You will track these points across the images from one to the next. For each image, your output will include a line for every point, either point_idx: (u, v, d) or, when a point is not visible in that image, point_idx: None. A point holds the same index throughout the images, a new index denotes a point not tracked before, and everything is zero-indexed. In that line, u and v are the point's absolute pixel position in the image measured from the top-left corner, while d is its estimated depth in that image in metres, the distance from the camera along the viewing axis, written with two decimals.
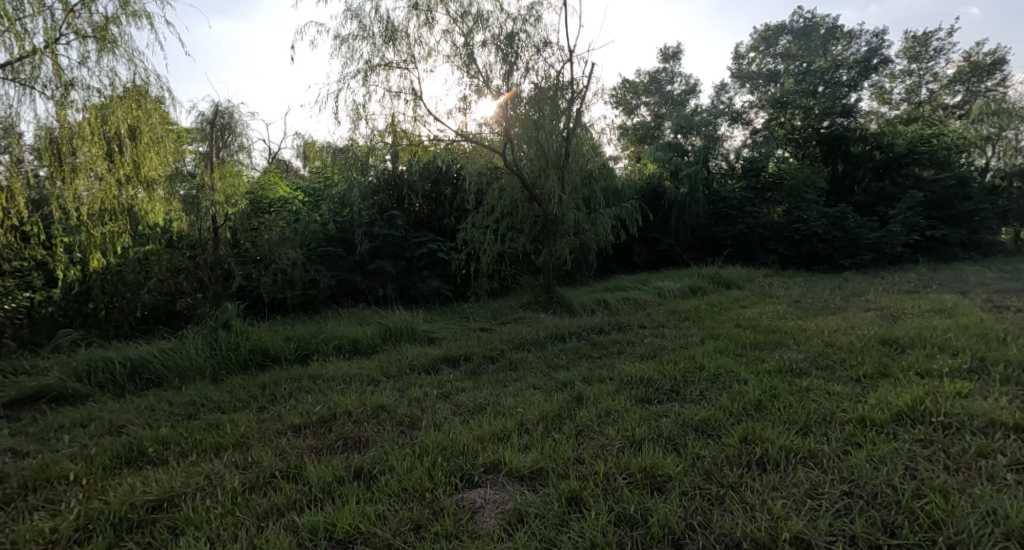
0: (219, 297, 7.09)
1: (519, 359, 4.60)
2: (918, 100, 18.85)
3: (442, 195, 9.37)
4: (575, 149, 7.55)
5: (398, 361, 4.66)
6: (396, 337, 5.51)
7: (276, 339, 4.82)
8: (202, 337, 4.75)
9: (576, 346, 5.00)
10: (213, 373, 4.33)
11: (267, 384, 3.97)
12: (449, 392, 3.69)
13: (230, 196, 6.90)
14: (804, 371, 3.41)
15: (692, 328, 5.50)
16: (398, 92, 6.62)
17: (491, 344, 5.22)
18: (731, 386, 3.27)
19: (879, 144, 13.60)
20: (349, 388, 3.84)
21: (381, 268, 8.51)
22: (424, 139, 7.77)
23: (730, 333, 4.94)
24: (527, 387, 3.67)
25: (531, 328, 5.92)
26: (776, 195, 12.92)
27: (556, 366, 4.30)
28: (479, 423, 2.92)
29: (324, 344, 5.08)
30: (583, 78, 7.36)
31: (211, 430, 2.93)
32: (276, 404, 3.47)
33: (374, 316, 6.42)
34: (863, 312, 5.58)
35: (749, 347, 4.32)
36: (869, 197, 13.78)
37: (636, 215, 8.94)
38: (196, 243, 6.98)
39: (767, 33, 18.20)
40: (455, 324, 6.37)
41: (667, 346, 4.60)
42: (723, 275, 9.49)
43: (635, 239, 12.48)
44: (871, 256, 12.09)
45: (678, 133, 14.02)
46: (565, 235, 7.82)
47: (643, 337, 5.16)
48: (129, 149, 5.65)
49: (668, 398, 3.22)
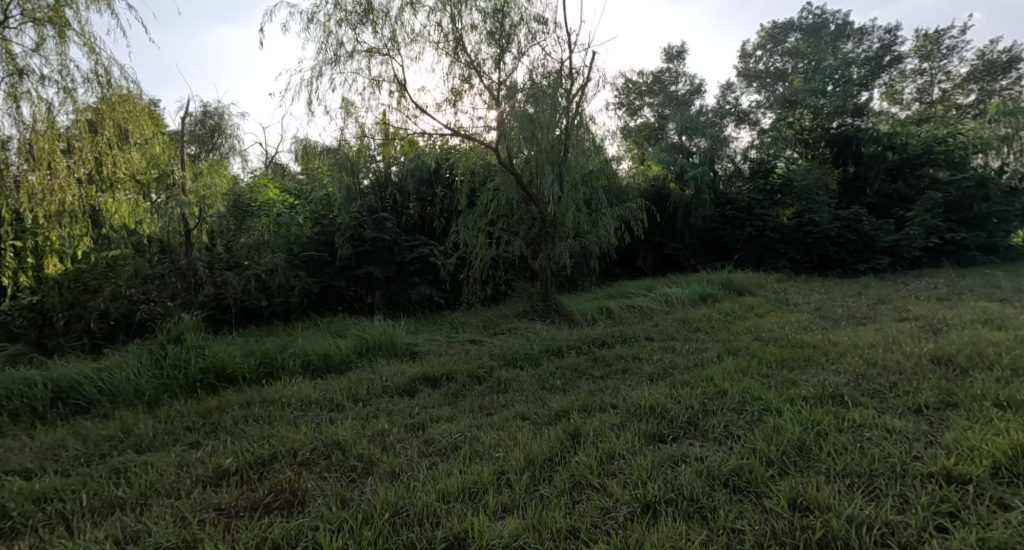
0: (189, 303, 6.46)
1: (510, 379, 4.03)
2: (929, 100, 18.25)
3: (434, 196, 8.78)
4: (575, 146, 6.96)
5: (371, 381, 4.08)
6: (374, 352, 4.93)
7: (233, 355, 4.23)
8: (149, 352, 4.18)
9: (575, 362, 4.40)
10: (153, 396, 3.75)
11: (213, 410, 3.40)
12: (422, 423, 3.10)
13: (200, 193, 6.26)
14: (849, 399, 2.81)
15: (705, 342, 4.89)
16: (383, 83, 6.06)
17: (479, 360, 4.63)
18: (761, 419, 2.68)
19: (892, 145, 12.95)
20: (306, 416, 3.26)
21: (369, 273, 7.92)
22: (413, 134, 7.20)
23: (750, 348, 4.34)
24: (514, 416, 3.08)
25: (525, 341, 5.32)
26: (787, 197, 12.30)
27: (551, 389, 3.71)
28: (449, 468, 2.34)
29: (291, 360, 4.51)
30: (583, 69, 6.79)
31: (115, 478, 2.37)
32: (213, 438, 2.90)
33: (354, 326, 5.84)
34: (896, 323, 4.96)
35: (774, 365, 3.72)
36: (882, 199, 13.19)
37: (639, 218, 8.33)
38: (167, 245, 6.39)
39: (775, 31, 17.63)
40: (442, 336, 5.78)
41: (678, 363, 4.00)
42: (734, 280, 8.87)
43: (639, 243, 11.93)
44: (888, 261, 11.44)
45: (682, 134, 13.50)
46: (564, 238, 7.22)
47: (651, 352, 4.56)
48: (88, 143, 5.15)
49: (685, 434, 2.64)
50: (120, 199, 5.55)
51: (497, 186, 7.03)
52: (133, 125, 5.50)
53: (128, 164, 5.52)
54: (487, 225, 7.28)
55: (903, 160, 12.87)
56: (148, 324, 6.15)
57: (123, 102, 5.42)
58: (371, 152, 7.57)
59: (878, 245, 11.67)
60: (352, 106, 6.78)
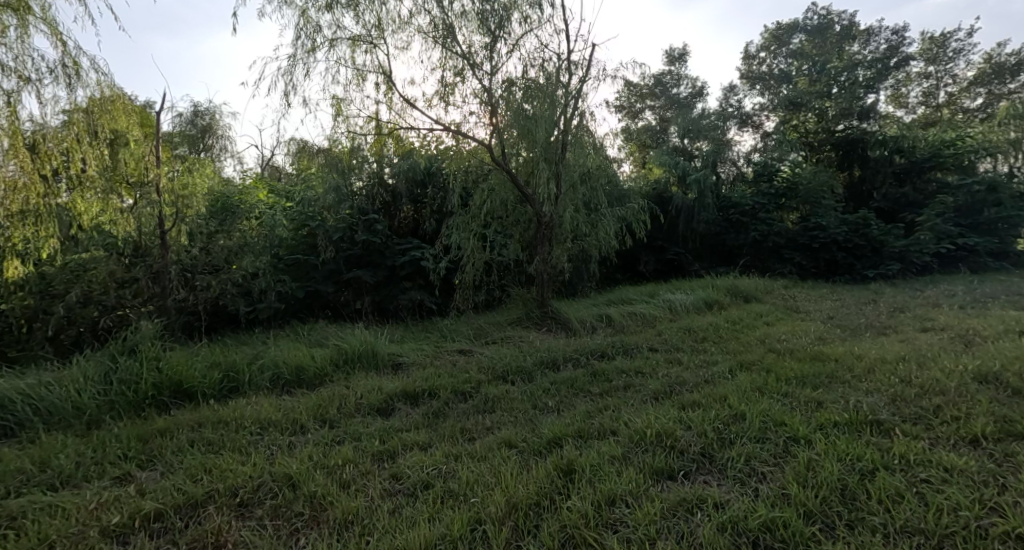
0: (165, 308, 6.00)
1: (499, 397, 3.61)
2: (935, 103, 17.83)
3: (426, 197, 8.38)
4: (576, 145, 6.57)
5: (343, 398, 3.68)
6: (352, 363, 4.52)
7: (192, 370, 3.83)
8: (98, 365, 3.78)
9: (571, 377, 3.99)
10: (95, 415, 3.36)
11: (160, 433, 3.00)
12: (394, 451, 2.70)
13: (178, 192, 5.83)
14: (890, 425, 2.40)
15: (714, 354, 4.47)
16: (368, 75, 5.68)
17: (465, 373, 4.22)
18: (788, 451, 2.27)
19: (899, 148, 12.57)
20: (263, 442, 2.85)
21: (357, 277, 7.52)
22: (402, 129, 6.77)
23: (764, 362, 3.92)
24: (499, 444, 2.67)
25: (518, 351, 4.91)
26: (793, 200, 11.94)
27: (544, 411, 3.30)
28: (415, 517, 1.97)
29: (258, 375, 4.10)
30: (582, 61, 6.38)
31: (12, 527, 2.01)
32: (147, 470, 2.53)
33: (335, 335, 5.43)
34: (922, 334, 4.54)
35: (795, 383, 3.30)
36: (888, 204, 12.69)
37: (641, 220, 7.92)
38: (141, 247, 5.99)
39: (778, 32, 17.14)
40: (429, 345, 5.37)
41: (684, 379, 3.58)
42: (741, 286, 8.46)
43: (641, 247, 11.55)
44: (898, 266, 11.01)
45: (684, 137, 13.29)
46: (561, 241, 6.81)
47: (654, 366, 4.15)
48: (55, 137, 4.69)
49: (699, 469, 2.24)
50: (91, 198, 5.11)
51: (491, 186, 6.65)
52: (103, 119, 5.08)
53: (96, 161, 5.06)
54: (481, 227, 6.88)
55: (911, 164, 12.49)
56: (115, 330, 5.70)
57: (95, 100, 5.01)
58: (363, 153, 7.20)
59: (886, 250, 11.28)
60: (342, 103, 6.39)
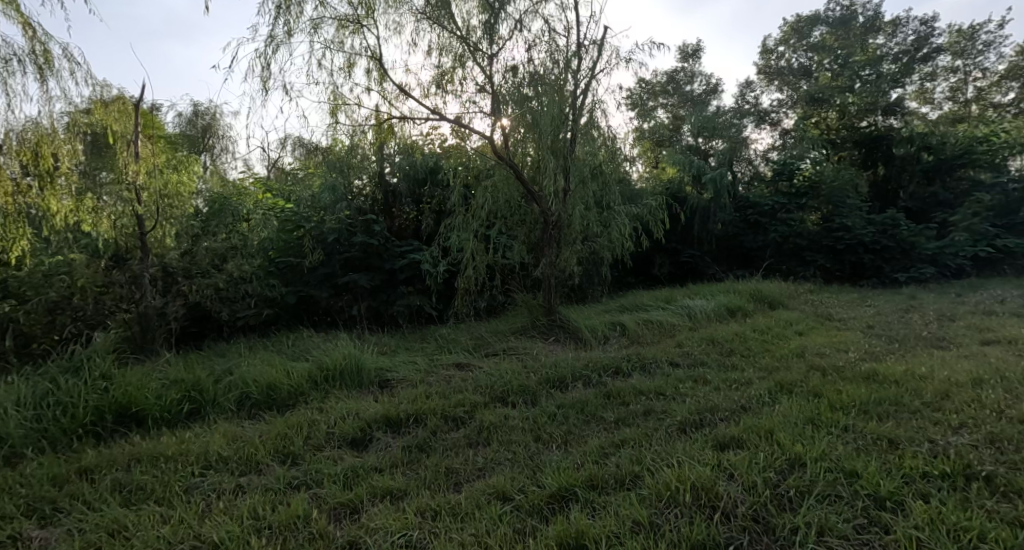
0: (147, 316, 5.34)
1: (496, 426, 3.08)
2: (964, 99, 16.92)
3: (426, 195, 7.84)
4: (585, 137, 5.99)
5: (313, 425, 3.16)
6: (333, 379, 4.00)
7: (143, 390, 3.33)
8: (35, 384, 3.29)
9: (581, 399, 3.43)
10: (18, 447, 2.86)
11: (84, 474, 2.50)
12: (361, 502, 2.17)
13: (164, 191, 5.32)
14: (1004, 483, 1.87)
15: (746, 372, 3.88)
16: (358, 62, 5.11)
17: (459, 394, 3.68)
18: (873, 521, 1.74)
19: (927, 145, 11.82)
20: (202, 486, 2.33)
21: (352, 282, 6.98)
22: (397, 122, 6.23)
23: (807, 383, 3.34)
24: (492, 496, 2.14)
25: (522, 365, 4.36)
26: (814, 200, 11.21)
27: (548, 448, 2.76)
28: None
29: (221, 394, 3.60)
30: (593, 45, 5.80)
31: None
32: (48, 529, 2.03)
33: (320, 345, 4.92)
34: (988, 350, 3.91)
35: (852, 412, 2.73)
36: (917, 203, 11.92)
37: (658, 220, 7.31)
38: (124, 249, 5.34)
39: (798, 24, 16.23)
40: (423, 358, 4.84)
41: (714, 405, 3.01)
42: (765, 291, 7.85)
43: (655, 250, 10.96)
44: (931, 270, 10.30)
45: (698, 135, 12.66)
46: (571, 243, 6.25)
47: (678, 386, 3.58)
48: (23, 130, 4.15)
49: (752, 543, 1.70)
50: (63, 196, 4.44)
51: (495, 184, 6.03)
52: (76, 110, 4.56)
53: (63, 155, 4.42)
54: (483, 227, 6.31)
55: (940, 162, 11.67)
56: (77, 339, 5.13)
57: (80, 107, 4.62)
58: (362, 151, 6.66)
59: (918, 252, 10.58)
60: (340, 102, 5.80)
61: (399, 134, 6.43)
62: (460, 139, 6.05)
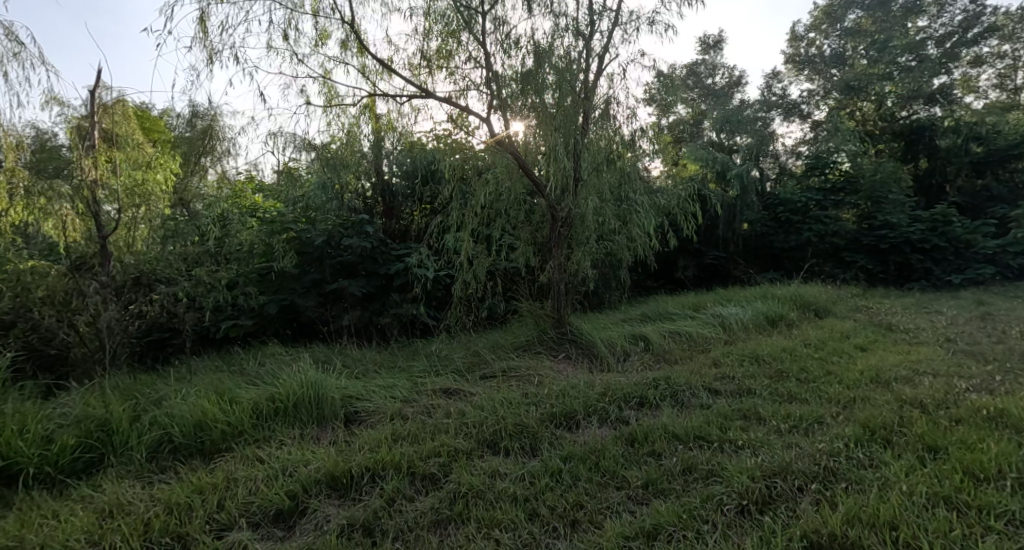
0: (110, 327, 4.31)
1: (479, 489, 2.24)
2: (1012, 87, 15.54)
3: (423, 192, 7.00)
4: (599, 121, 5.06)
5: (232, 484, 2.37)
6: (285, 414, 3.17)
7: (25, 436, 2.60)
8: None
9: (593, 446, 2.57)
10: None
11: None
12: None
13: (130, 187, 4.39)
14: None
15: (812, 406, 2.97)
16: (330, 31, 4.30)
17: (438, 436, 2.83)
18: None
19: (977, 135, 10.66)
20: None
21: (338, 290, 6.17)
22: (386, 108, 5.40)
23: (909, 427, 2.42)
24: None
25: (523, 393, 3.49)
26: (853, 195, 10.17)
27: (549, 538, 1.92)
28: None
29: (135, 436, 2.83)
30: (608, 10, 4.89)
31: None
32: None
33: (284, 366, 4.11)
34: None
35: (1000, 484, 1.83)
36: (967, 197, 10.72)
37: (683, 217, 6.36)
38: (81, 257, 4.30)
39: (831, 8, 14.87)
40: (404, 380, 4.00)
41: (784, 465, 2.13)
42: (808, 296, 6.86)
43: (678, 251, 9.99)
44: (992, 271, 9.14)
45: (721, 130, 11.76)
46: (584, 243, 5.39)
47: (728, 430, 2.68)
48: None
49: None
50: (13, 193, 3.98)
51: (496, 175, 5.17)
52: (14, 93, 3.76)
53: (5, 149, 4.07)
54: (483, 225, 5.43)
55: (991, 153, 10.43)
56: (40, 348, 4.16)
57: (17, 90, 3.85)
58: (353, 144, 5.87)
59: (974, 251, 9.48)
60: (326, 84, 5.01)
61: (396, 129, 5.62)
62: (463, 132, 5.23)
